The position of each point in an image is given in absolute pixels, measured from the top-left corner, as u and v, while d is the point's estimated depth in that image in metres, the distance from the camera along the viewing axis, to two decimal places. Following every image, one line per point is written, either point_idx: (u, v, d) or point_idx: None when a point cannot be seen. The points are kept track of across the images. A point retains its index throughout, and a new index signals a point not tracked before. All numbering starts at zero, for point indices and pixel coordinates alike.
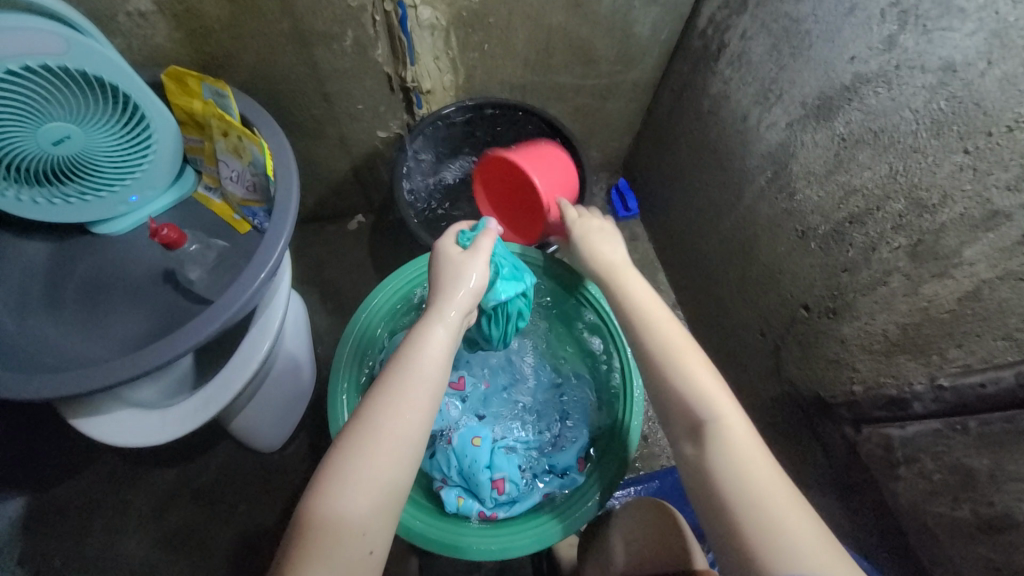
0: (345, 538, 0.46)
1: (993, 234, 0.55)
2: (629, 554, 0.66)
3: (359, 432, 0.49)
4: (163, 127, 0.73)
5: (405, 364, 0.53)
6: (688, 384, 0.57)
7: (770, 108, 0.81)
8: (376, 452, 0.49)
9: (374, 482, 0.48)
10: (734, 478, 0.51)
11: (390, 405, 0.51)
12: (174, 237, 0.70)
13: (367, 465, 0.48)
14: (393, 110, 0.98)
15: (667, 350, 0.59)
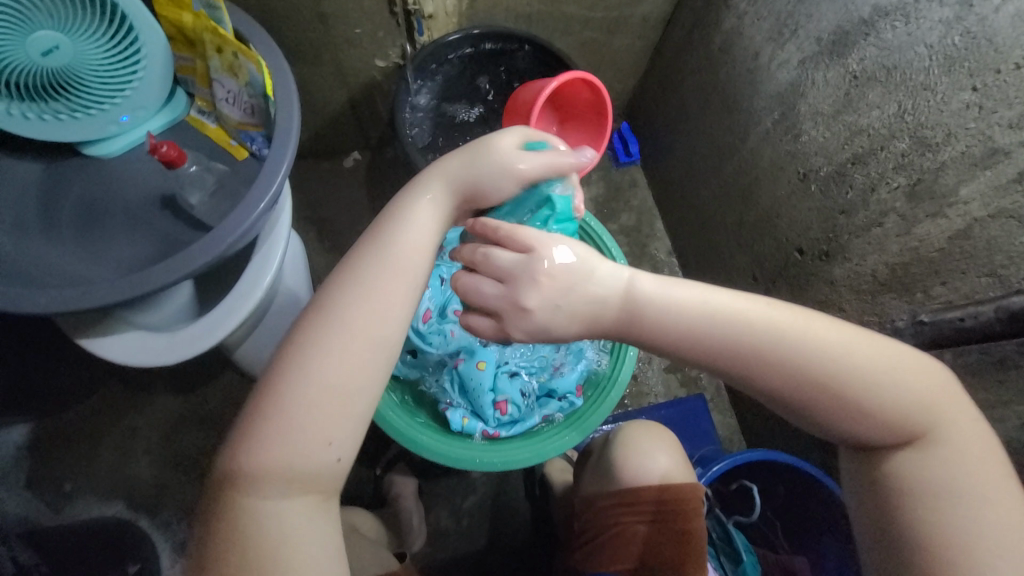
0: (269, 467, 0.43)
1: (991, 172, 0.57)
2: (629, 467, 0.65)
3: (283, 364, 0.44)
4: (152, 40, 0.69)
5: (342, 296, 0.46)
6: (863, 409, 0.47)
7: (783, 45, 0.79)
8: (298, 389, 0.43)
9: (295, 418, 0.43)
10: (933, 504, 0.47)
11: (320, 340, 0.44)
12: (174, 156, 0.67)
13: (288, 399, 0.43)
14: (392, 36, 0.93)
15: (832, 371, 0.47)
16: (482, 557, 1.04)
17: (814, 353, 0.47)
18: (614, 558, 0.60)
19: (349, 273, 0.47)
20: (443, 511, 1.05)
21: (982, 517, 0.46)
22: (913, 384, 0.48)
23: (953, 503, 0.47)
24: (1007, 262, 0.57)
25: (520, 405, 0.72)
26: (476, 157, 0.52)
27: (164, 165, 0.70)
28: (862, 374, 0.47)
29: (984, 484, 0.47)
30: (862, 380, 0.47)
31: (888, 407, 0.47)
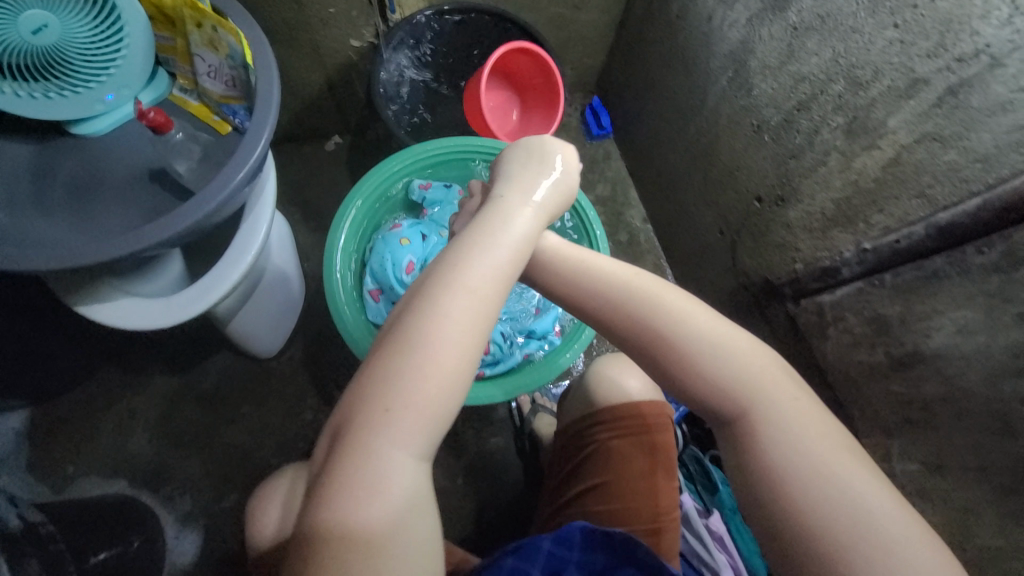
0: (403, 431, 0.42)
1: (914, 101, 0.63)
2: (606, 390, 0.71)
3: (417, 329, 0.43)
4: (134, 19, 0.72)
5: (468, 268, 0.45)
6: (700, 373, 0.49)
7: (732, 5, 0.85)
8: (431, 354, 0.43)
9: (429, 385, 0.43)
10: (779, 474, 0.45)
11: (448, 307, 0.44)
12: (162, 120, 0.75)
13: (425, 365, 0.42)
14: (365, 15, 0.97)
15: (676, 334, 0.50)
16: (476, 514, 1.08)
17: (649, 318, 0.50)
18: (596, 470, 0.67)
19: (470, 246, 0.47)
20: (438, 473, 1.10)
21: (832, 493, 0.43)
22: (749, 366, 0.49)
23: (802, 477, 0.44)
24: (933, 181, 0.63)
25: (500, 348, 0.77)
26: (536, 159, 0.54)
27: (150, 130, 0.77)
28: (703, 341, 0.49)
29: (828, 470, 0.44)
30: (701, 344, 0.49)
31: (725, 380, 0.49)
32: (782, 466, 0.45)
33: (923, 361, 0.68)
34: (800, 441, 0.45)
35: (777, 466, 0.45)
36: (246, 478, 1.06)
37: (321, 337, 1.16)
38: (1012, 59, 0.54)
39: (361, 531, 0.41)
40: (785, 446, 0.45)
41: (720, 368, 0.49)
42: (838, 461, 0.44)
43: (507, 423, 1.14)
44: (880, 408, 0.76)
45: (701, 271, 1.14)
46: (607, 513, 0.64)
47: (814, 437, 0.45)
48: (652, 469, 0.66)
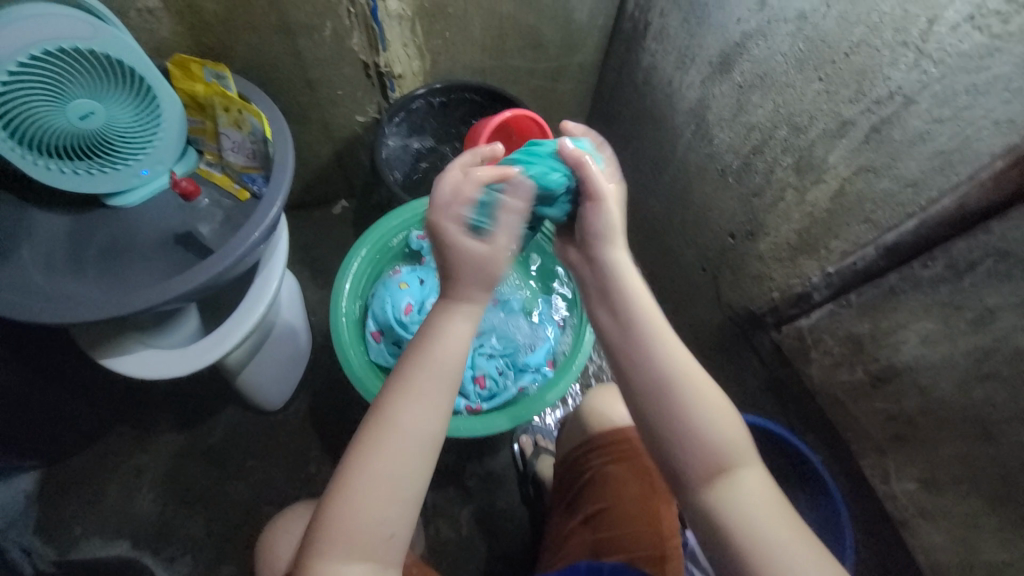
0: (345, 568, 0.45)
1: (846, 139, 0.71)
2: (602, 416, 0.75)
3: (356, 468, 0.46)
4: (170, 106, 0.84)
5: (397, 399, 0.47)
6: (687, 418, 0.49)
7: (687, 71, 0.97)
8: (384, 483, 0.46)
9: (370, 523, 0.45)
10: (742, 526, 0.46)
11: (398, 435, 0.47)
12: (192, 189, 0.86)
13: (369, 497, 0.45)
14: (369, 95, 1.11)
15: (665, 384, 0.51)
16: (484, 565, 1.06)
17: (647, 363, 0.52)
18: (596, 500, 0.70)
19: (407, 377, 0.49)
20: (443, 522, 1.09)
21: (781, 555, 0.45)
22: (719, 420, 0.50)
23: (758, 537, 0.46)
24: (874, 207, 0.70)
25: (496, 381, 0.81)
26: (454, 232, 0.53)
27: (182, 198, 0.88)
28: (676, 373, 0.51)
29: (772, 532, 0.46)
30: (684, 390, 0.51)
31: (711, 429, 0.49)
32: (739, 520, 0.47)
33: (899, 374, 0.72)
34: (756, 500, 0.47)
35: (721, 512, 0.47)
36: (251, 536, 1.06)
37: (327, 387, 1.19)
38: (922, 97, 0.63)
39: None
40: (742, 501, 0.47)
41: (705, 421, 0.50)
42: (783, 530, 0.46)
43: (511, 468, 1.14)
44: (870, 425, 0.77)
45: (690, 307, 1.19)
46: (608, 540, 0.65)
47: (770, 497, 0.48)
48: (649, 492, 0.68)
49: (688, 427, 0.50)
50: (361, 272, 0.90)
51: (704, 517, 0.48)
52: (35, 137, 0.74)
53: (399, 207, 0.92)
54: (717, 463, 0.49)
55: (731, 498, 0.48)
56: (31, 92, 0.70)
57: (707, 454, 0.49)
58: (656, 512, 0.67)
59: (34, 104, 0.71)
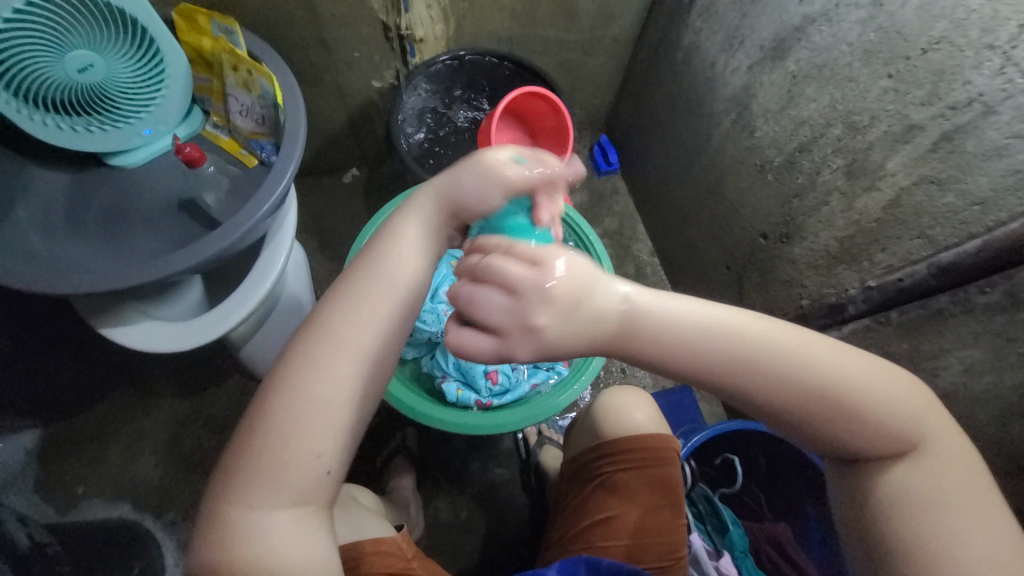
0: (245, 495, 0.41)
1: (910, 145, 0.65)
2: (617, 421, 0.71)
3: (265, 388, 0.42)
4: (176, 61, 0.78)
5: (359, 285, 0.43)
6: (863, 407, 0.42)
7: (734, 54, 0.90)
8: (322, 372, 0.41)
9: (272, 450, 0.40)
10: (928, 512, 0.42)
11: (348, 324, 0.42)
12: (196, 155, 0.79)
13: (308, 387, 0.41)
14: (387, 59, 1.04)
15: (840, 376, 0.42)
16: (480, 549, 1.06)
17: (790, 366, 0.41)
18: (601, 505, 0.66)
19: (335, 297, 0.44)
20: (442, 505, 1.08)
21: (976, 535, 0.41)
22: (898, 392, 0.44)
23: (950, 516, 0.42)
24: (933, 222, 0.65)
25: (509, 376, 0.78)
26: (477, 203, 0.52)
27: (186, 166, 0.81)
28: (839, 363, 0.42)
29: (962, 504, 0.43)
30: (856, 379, 0.42)
31: (892, 416, 0.42)
32: (922, 504, 0.43)
33: (934, 400, 0.68)
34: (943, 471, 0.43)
35: (901, 492, 0.43)
36: None
37: None
38: (1004, 108, 0.57)
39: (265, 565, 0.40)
40: (928, 481, 0.43)
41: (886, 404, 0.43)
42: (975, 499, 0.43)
43: (513, 455, 1.13)
44: None
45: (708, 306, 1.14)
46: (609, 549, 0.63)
47: (951, 479, 0.43)
48: (661, 503, 0.65)
49: (871, 414, 0.42)
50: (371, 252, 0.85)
51: (873, 503, 0.44)
52: (31, 90, 0.68)
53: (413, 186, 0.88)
54: (899, 443, 0.43)
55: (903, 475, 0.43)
56: (25, 41, 0.65)
57: (886, 437, 0.42)
58: (667, 523, 0.65)
59: (29, 54, 0.66)
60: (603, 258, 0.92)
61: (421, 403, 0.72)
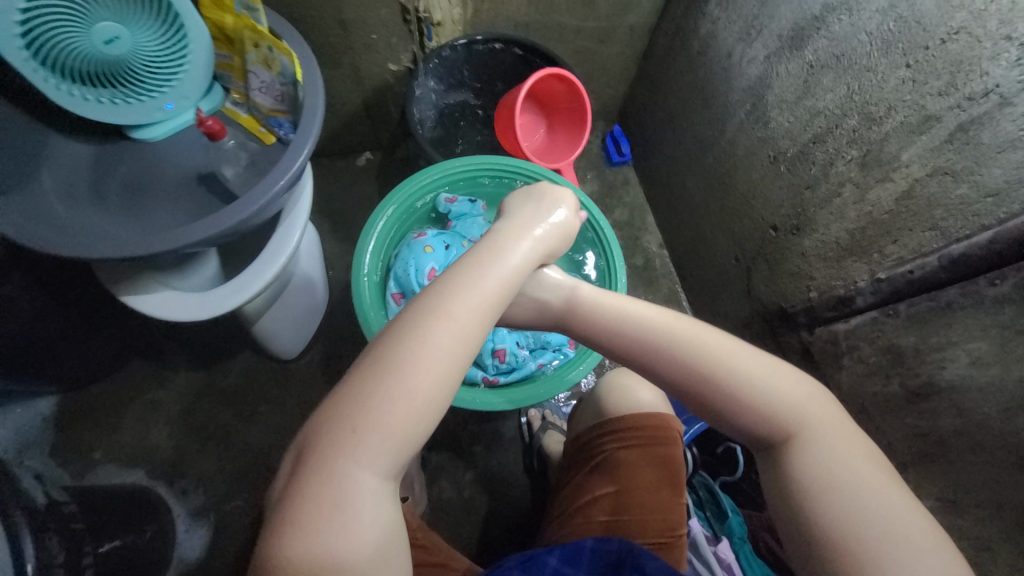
0: (368, 462, 0.42)
1: (926, 136, 0.65)
2: (622, 400, 0.72)
3: (387, 361, 0.44)
4: (199, 38, 0.80)
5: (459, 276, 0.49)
6: (736, 392, 0.52)
7: (751, 43, 0.89)
8: (428, 349, 0.44)
9: (402, 417, 0.42)
10: (819, 489, 0.47)
11: (455, 306, 0.47)
12: (218, 129, 0.80)
13: (413, 363, 0.44)
14: (404, 42, 1.04)
15: (722, 364, 0.53)
16: (482, 527, 1.08)
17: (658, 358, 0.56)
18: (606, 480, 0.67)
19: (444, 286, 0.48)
20: (445, 484, 1.10)
21: (863, 509, 0.45)
22: (781, 389, 0.52)
23: (841, 497, 0.46)
24: (945, 214, 0.65)
25: (516, 355, 0.79)
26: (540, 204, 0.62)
27: (207, 138, 0.82)
28: (727, 355, 0.54)
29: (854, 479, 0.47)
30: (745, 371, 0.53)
31: (767, 401, 0.52)
32: (816, 482, 0.48)
33: (938, 392, 0.69)
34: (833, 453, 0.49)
35: (797, 472, 0.49)
36: (259, 477, 1.08)
37: (340, 342, 1.19)
38: (1021, 99, 0.56)
39: (352, 541, 0.40)
40: (823, 459, 0.49)
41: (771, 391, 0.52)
42: (872, 486, 0.47)
43: (517, 440, 1.15)
44: (896, 440, 0.75)
45: (716, 298, 1.15)
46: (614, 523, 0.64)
47: (845, 462, 0.48)
48: (661, 482, 0.66)
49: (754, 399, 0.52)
50: (385, 231, 0.86)
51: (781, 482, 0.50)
52: (58, 60, 0.69)
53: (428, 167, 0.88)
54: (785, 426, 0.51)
55: (800, 459, 0.49)
56: (55, 10, 0.67)
57: (762, 423, 0.52)
58: (665, 503, 0.65)
59: (58, 23, 0.67)
60: (612, 246, 0.92)
61: None
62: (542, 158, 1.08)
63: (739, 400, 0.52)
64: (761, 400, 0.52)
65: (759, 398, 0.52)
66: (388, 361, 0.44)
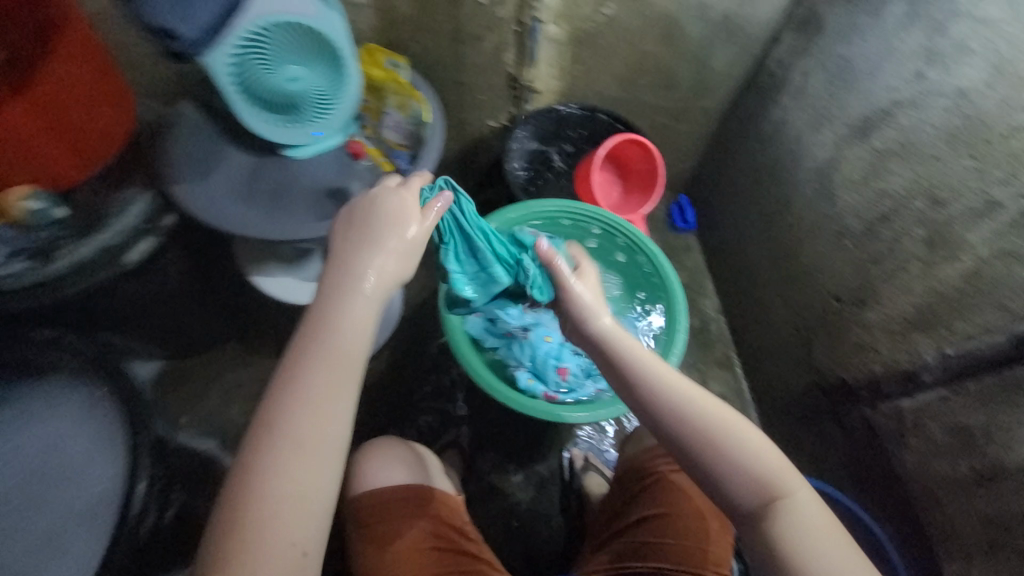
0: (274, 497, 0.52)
1: (990, 219, 0.73)
2: None
3: (270, 471, 0.53)
4: (354, 83, 0.97)
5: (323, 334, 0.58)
6: (730, 452, 0.57)
7: (821, 130, 0.99)
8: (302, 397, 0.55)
9: (300, 508, 0.53)
10: (784, 541, 0.54)
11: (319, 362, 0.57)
12: (360, 149, 1.02)
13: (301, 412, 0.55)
14: (505, 104, 1.21)
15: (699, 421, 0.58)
16: (516, 556, 1.10)
17: (668, 412, 0.59)
18: (657, 500, 0.72)
19: (316, 388, 0.56)
20: (482, 507, 1.13)
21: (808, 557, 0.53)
22: (767, 450, 0.58)
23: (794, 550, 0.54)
24: (1009, 294, 0.71)
25: (576, 377, 0.87)
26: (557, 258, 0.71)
27: (350, 155, 1.03)
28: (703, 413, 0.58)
29: (821, 540, 0.54)
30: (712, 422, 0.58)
31: (737, 459, 0.57)
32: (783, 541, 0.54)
33: (1011, 473, 0.70)
34: (809, 511, 0.56)
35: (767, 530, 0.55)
36: None
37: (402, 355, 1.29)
38: None
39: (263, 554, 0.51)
40: (786, 521, 0.55)
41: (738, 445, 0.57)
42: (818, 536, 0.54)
43: (556, 477, 1.16)
44: (962, 524, 0.75)
45: (772, 366, 1.16)
46: (654, 544, 0.69)
47: (801, 518, 0.55)
48: (710, 512, 0.70)
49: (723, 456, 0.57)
50: None
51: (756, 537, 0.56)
52: (251, 88, 0.89)
53: (516, 204, 1.00)
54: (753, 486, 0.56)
55: (785, 523, 0.55)
56: (259, 51, 0.85)
57: (752, 484, 0.56)
58: (714, 532, 0.69)
59: (259, 61, 0.86)
60: (677, 293, 0.96)
61: (499, 384, 0.82)
62: (618, 212, 1.20)
63: (728, 458, 0.57)
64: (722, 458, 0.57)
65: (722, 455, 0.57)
66: (263, 474, 0.53)
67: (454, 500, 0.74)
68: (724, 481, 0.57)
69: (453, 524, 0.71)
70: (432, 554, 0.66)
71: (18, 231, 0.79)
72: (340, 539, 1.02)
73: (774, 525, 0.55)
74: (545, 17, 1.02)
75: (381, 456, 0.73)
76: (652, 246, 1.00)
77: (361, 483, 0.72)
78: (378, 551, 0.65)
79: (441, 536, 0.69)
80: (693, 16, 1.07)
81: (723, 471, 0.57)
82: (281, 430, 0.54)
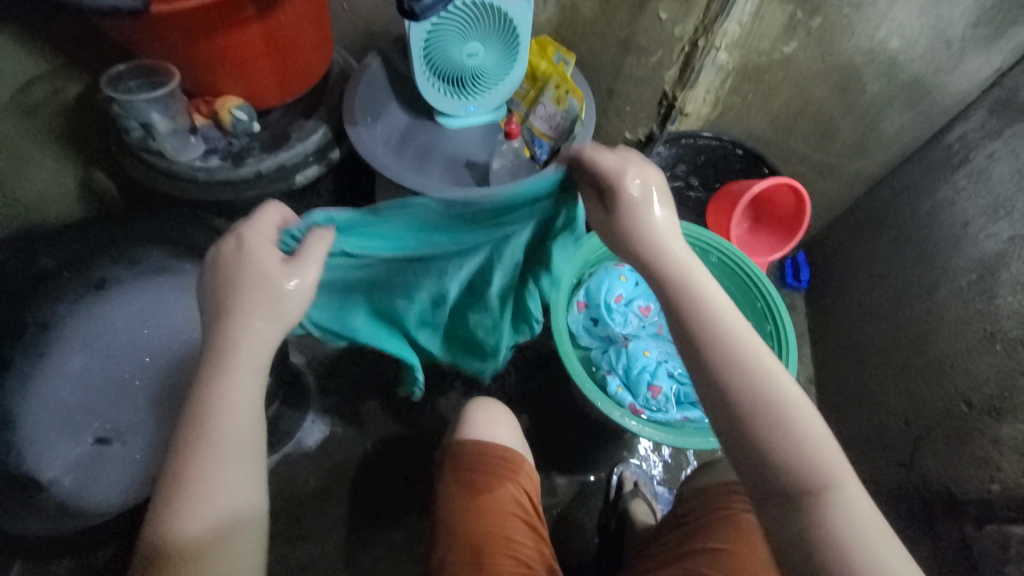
0: (198, 488, 0.45)
1: None
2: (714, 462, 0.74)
3: (172, 506, 0.45)
4: (519, 70, 1.03)
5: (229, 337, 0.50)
6: (787, 424, 0.50)
7: (996, 221, 0.91)
8: (223, 391, 0.48)
9: (229, 496, 0.46)
10: (845, 532, 0.49)
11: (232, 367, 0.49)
12: (513, 129, 1.05)
13: (216, 404, 0.48)
14: (648, 119, 1.21)
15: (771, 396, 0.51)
16: None
17: (724, 366, 0.52)
18: (722, 536, 0.70)
19: (215, 445, 0.47)
20: None
21: (863, 549, 0.48)
22: (819, 431, 0.51)
23: (849, 545, 0.48)
24: None
25: (664, 400, 0.88)
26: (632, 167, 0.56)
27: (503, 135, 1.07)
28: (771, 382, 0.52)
29: (870, 545, 0.49)
30: (778, 398, 0.51)
31: (794, 443, 0.50)
32: (843, 532, 0.49)
33: None
34: (855, 503, 0.50)
35: (826, 515, 0.49)
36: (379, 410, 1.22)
37: None
38: None
39: (191, 542, 0.44)
40: (841, 516, 0.49)
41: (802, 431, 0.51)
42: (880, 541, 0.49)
43: (601, 491, 1.14)
44: None
45: (861, 451, 1.08)
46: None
47: (860, 514, 0.50)
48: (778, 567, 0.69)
49: (783, 441, 0.50)
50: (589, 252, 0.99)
51: (811, 523, 0.49)
52: (431, 53, 0.95)
53: None
54: (815, 476, 0.50)
55: (832, 515, 0.49)
56: (451, 21, 0.92)
57: (799, 467, 0.50)
58: None
59: (448, 31, 0.93)
60: (791, 350, 0.93)
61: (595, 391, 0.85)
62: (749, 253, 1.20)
63: (782, 432, 0.50)
64: (778, 438, 0.50)
65: (773, 439, 0.50)
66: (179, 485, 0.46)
67: (536, 478, 0.78)
68: (773, 457, 0.50)
69: (531, 498, 0.74)
70: (510, 519, 0.69)
71: (221, 134, 0.93)
72: (392, 481, 1.07)
73: (820, 517, 0.49)
74: (720, 42, 1.02)
75: (491, 415, 0.79)
76: (775, 298, 0.98)
77: (466, 429, 0.77)
78: (467, 494, 0.70)
79: (520, 505, 0.72)
80: (877, 71, 1.03)
81: (777, 451, 0.50)
82: (189, 452, 0.47)
